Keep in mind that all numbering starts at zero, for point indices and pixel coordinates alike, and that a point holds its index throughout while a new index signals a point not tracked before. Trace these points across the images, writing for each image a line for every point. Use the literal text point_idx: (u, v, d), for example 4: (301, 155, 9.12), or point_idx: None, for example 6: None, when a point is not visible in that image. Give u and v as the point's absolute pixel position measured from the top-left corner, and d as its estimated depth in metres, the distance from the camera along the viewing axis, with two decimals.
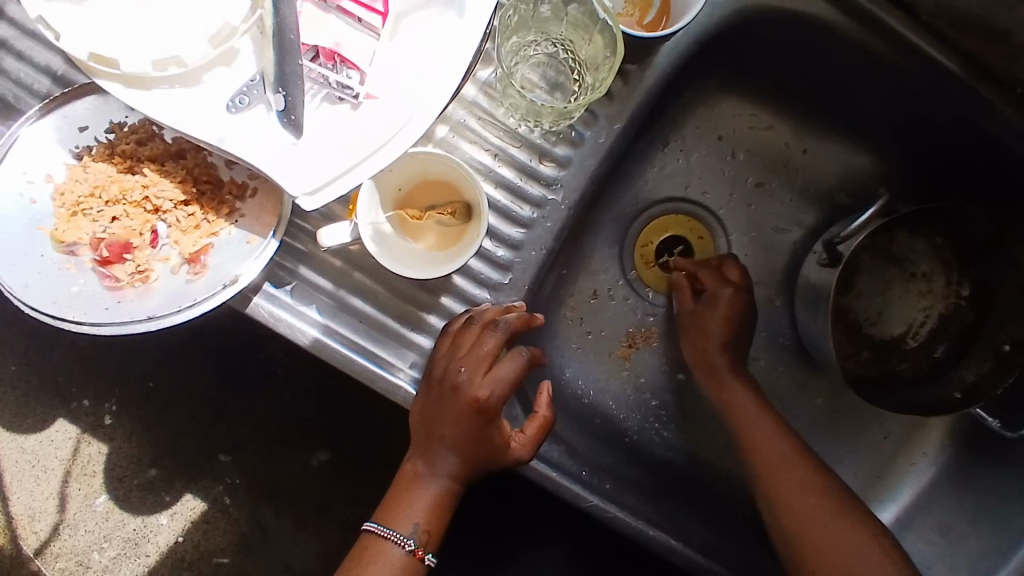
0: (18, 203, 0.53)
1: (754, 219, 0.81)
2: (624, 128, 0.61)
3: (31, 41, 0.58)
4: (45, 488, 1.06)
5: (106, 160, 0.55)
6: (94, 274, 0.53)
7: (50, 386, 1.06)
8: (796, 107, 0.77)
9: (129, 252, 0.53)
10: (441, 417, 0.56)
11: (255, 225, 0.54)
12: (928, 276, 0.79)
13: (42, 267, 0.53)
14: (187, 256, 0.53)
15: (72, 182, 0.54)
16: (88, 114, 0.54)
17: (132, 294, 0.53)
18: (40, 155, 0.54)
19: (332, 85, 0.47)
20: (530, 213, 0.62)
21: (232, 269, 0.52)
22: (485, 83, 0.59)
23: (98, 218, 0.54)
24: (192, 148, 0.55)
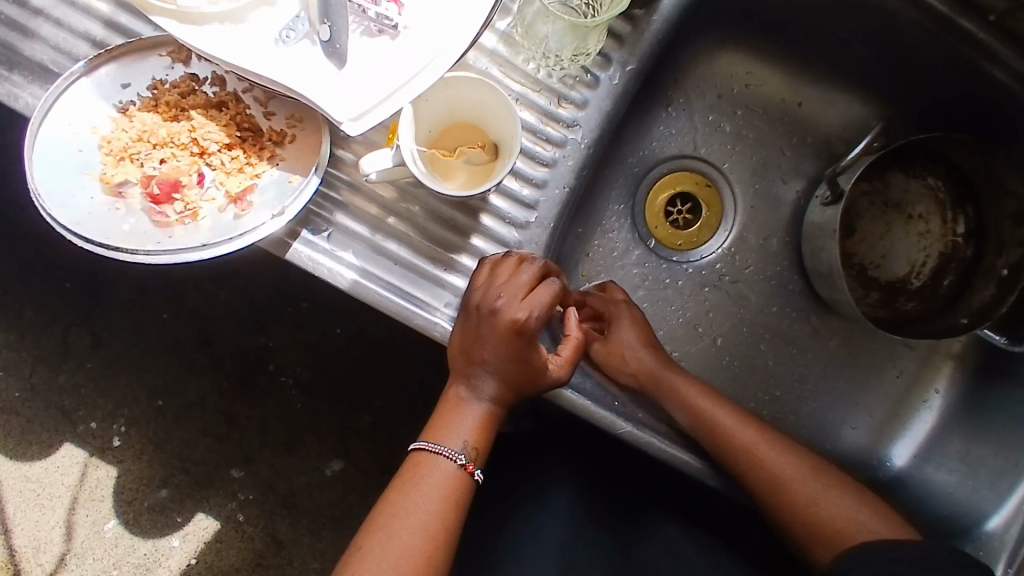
0: (66, 152, 0.55)
1: (758, 171, 0.85)
2: (637, 69, 0.66)
3: (69, 10, 0.61)
4: (52, 516, 1.12)
5: (151, 109, 0.57)
6: (144, 213, 0.56)
7: (55, 409, 1.12)
8: (789, 61, 0.82)
9: (176, 192, 0.56)
10: (481, 344, 0.58)
11: (297, 166, 0.57)
12: (925, 216, 0.83)
13: (92, 207, 0.55)
14: (233, 195, 0.56)
15: (118, 131, 0.57)
16: (130, 71, 0.57)
17: (183, 231, 0.55)
18: (85, 108, 0.56)
19: (372, 18, 0.51)
20: (552, 153, 0.65)
21: (281, 204, 0.55)
22: (504, 33, 0.63)
23: (145, 162, 0.57)
24: (231, 99, 0.58)
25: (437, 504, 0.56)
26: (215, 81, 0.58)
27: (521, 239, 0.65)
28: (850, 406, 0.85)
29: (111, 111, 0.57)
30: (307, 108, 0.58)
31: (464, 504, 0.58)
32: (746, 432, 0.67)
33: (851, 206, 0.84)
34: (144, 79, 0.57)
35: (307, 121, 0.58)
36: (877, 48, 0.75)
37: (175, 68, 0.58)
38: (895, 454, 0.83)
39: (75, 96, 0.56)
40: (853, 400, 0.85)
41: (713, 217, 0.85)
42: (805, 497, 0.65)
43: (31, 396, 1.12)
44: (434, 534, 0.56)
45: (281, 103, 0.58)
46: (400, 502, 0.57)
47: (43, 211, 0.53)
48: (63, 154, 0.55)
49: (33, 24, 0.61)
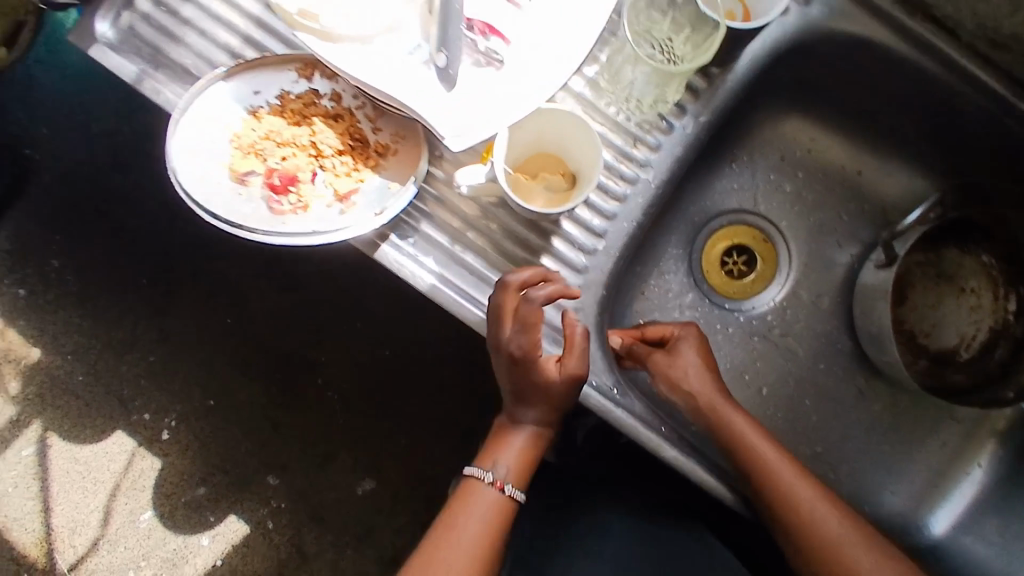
0: (201, 142, 0.63)
1: (815, 230, 0.89)
2: (708, 120, 0.71)
3: (212, 23, 0.70)
4: (92, 500, 1.20)
5: (278, 113, 0.65)
6: (261, 201, 0.63)
7: (112, 398, 1.21)
8: (852, 130, 0.86)
9: (291, 186, 0.63)
10: (519, 372, 0.64)
11: (397, 175, 0.64)
12: (977, 291, 0.85)
13: (218, 189, 0.62)
14: (340, 194, 0.64)
15: (248, 130, 0.65)
16: (262, 81, 0.65)
17: (293, 220, 0.62)
18: (222, 107, 0.64)
19: (481, 52, 0.58)
20: (623, 189, 0.70)
21: (381, 205, 0.62)
22: (591, 79, 0.69)
23: (268, 157, 0.64)
24: (346, 113, 0.66)
25: (483, 526, 0.64)
26: (335, 96, 0.66)
27: (587, 264, 0.70)
28: (890, 470, 0.85)
29: (243, 111, 0.65)
30: (410, 124, 0.65)
31: (505, 523, 0.66)
32: (801, 481, 0.68)
33: (904, 274, 0.87)
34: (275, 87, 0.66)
35: (409, 136, 0.65)
36: (938, 128, 0.79)
37: (300, 83, 0.66)
38: (934, 520, 0.83)
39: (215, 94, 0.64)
40: (894, 464, 0.86)
41: (767, 270, 0.89)
42: (851, 556, 0.65)
43: (92, 380, 1.21)
44: (482, 549, 0.63)
45: (388, 120, 0.66)
46: (449, 526, 0.64)
47: (178, 188, 0.61)
48: (199, 142, 0.63)
49: (181, 32, 0.69)
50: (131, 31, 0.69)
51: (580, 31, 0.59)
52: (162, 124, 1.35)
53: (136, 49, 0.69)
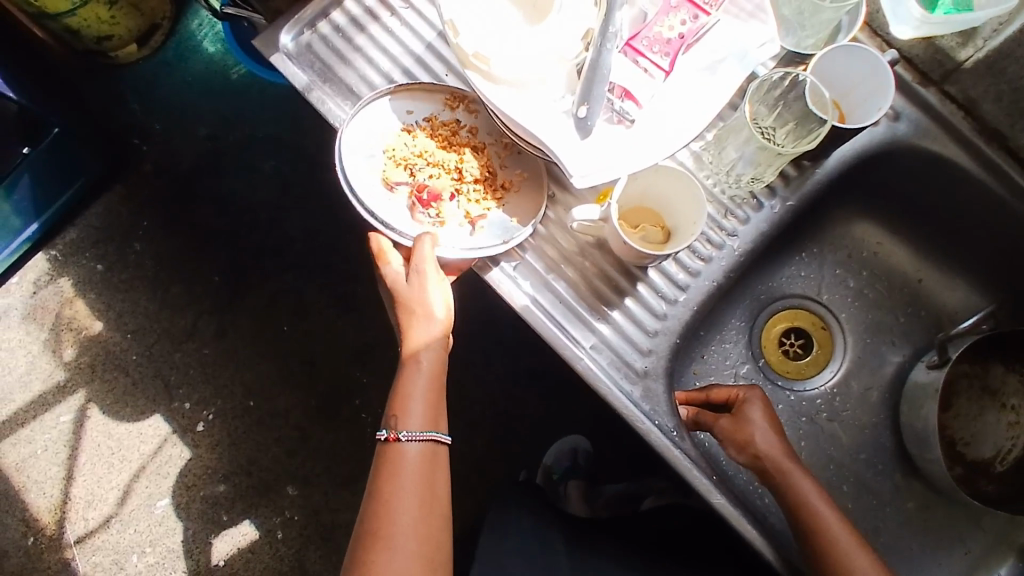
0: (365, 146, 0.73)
1: (872, 327, 0.94)
2: (795, 205, 0.79)
3: (377, 52, 0.81)
4: (115, 477, 1.35)
5: (428, 134, 0.75)
6: (403, 208, 0.73)
7: (160, 382, 1.38)
8: (919, 241, 0.92)
9: (430, 202, 0.73)
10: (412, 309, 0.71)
11: (521, 209, 0.74)
12: (1017, 408, 0.89)
13: (370, 191, 0.72)
14: (471, 218, 0.73)
15: (403, 144, 0.74)
16: (422, 107, 0.75)
17: (428, 231, 0.72)
18: (386, 121, 0.74)
19: (616, 111, 0.67)
20: (711, 252, 0.78)
21: (507, 234, 0.72)
22: (696, 152, 0.78)
23: (414, 171, 0.74)
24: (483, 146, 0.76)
25: (418, 482, 0.69)
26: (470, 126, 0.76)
27: (667, 312, 0.77)
28: (918, 569, 0.88)
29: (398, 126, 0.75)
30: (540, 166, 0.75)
31: (438, 471, 0.71)
32: (855, 549, 0.68)
33: (949, 383, 0.92)
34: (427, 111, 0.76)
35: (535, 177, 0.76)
36: (999, 249, 0.85)
37: (451, 113, 0.76)
38: None
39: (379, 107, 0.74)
40: (922, 564, 0.88)
41: (822, 356, 0.94)
42: None
43: (144, 361, 1.38)
44: (425, 501, 0.69)
45: (519, 158, 0.76)
46: (386, 491, 0.68)
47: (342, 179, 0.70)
48: (359, 148, 0.73)
49: (352, 56, 0.81)
50: (308, 47, 0.81)
51: (703, 107, 0.67)
52: (265, 137, 1.46)
53: (310, 63, 0.80)
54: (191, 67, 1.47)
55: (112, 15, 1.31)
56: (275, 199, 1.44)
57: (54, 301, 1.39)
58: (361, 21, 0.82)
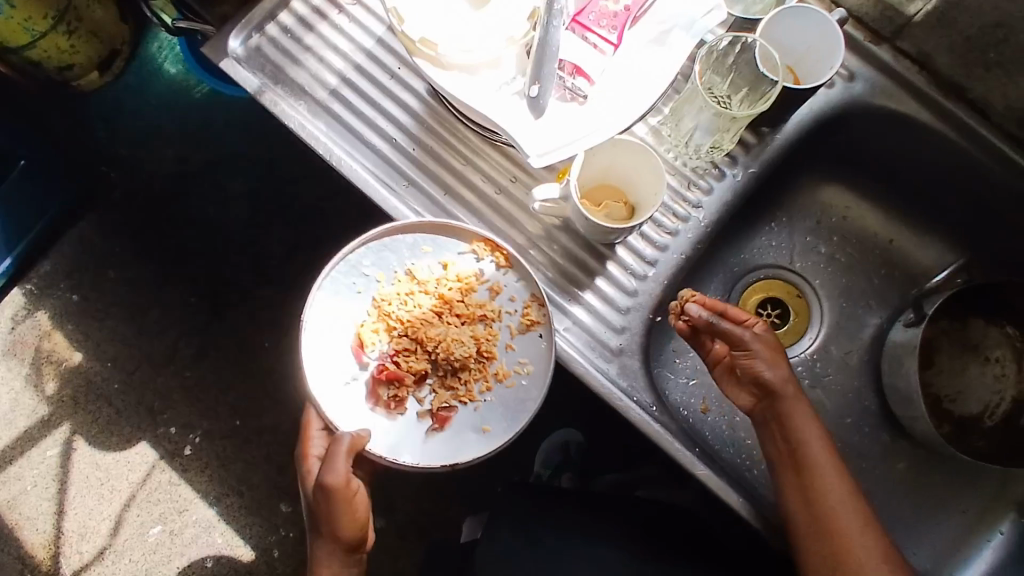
0: (348, 290, 0.72)
1: (847, 290, 0.94)
2: (757, 172, 0.79)
3: (328, 50, 0.80)
4: (106, 508, 1.34)
5: (429, 289, 0.74)
6: (365, 381, 0.71)
7: (144, 408, 1.36)
8: (886, 201, 0.92)
9: (400, 378, 0.71)
10: (331, 518, 0.69)
11: (494, 413, 0.71)
12: (1001, 361, 0.90)
13: (335, 344, 0.71)
14: (436, 412, 0.71)
15: (390, 297, 0.73)
16: (439, 250, 0.73)
17: (382, 429, 0.70)
18: (395, 265, 0.73)
19: (568, 88, 0.67)
20: (676, 225, 0.77)
21: (462, 453, 0.69)
22: (654, 127, 0.78)
23: (392, 330, 0.73)
24: (436, 397, 0.72)
25: None
26: (489, 315, 0.73)
27: (637, 288, 0.76)
28: (911, 529, 0.88)
29: (400, 268, 0.73)
30: (458, 464, 0.68)
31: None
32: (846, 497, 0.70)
33: (931, 340, 0.92)
34: (416, 309, 0.74)
35: (490, 435, 0.70)
36: (968, 203, 0.85)
37: (473, 260, 0.74)
38: None
39: (377, 254, 0.72)
40: (915, 524, 0.88)
41: (800, 324, 0.94)
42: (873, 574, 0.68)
43: (127, 389, 1.36)
44: None
45: (526, 338, 0.72)
46: None
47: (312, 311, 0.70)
48: (352, 290, 0.72)
49: (302, 56, 0.80)
50: (258, 50, 0.80)
51: (654, 78, 0.67)
52: (230, 151, 1.44)
53: (260, 65, 0.79)
54: (153, 89, 1.45)
55: (71, 44, 1.28)
56: (247, 214, 1.42)
57: (32, 335, 1.37)
58: (310, 21, 0.81)
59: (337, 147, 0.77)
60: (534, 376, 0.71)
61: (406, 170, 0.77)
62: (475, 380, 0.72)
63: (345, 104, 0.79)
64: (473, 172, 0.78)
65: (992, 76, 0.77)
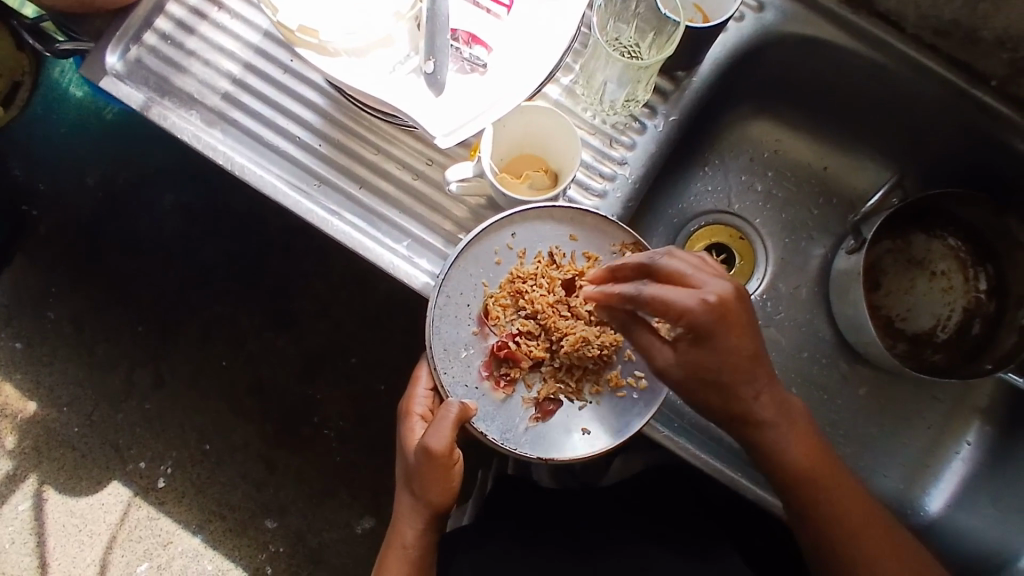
0: (489, 262, 0.68)
1: (789, 225, 0.93)
2: (678, 119, 0.76)
3: (214, 52, 0.75)
4: (89, 553, 1.31)
5: (567, 275, 0.69)
6: (479, 354, 0.67)
7: (109, 447, 1.32)
8: (814, 130, 0.91)
9: (517, 359, 0.66)
10: (434, 481, 0.66)
11: (613, 408, 0.66)
12: (947, 273, 0.89)
13: (461, 312, 0.67)
14: (540, 398, 0.66)
15: (532, 272, 0.68)
16: (535, 232, 0.68)
17: (487, 407, 0.65)
18: (541, 240, 0.68)
19: (466, 59, 0.63)
20: (603, 186, 0.74)
21: (554, 449, 0.65)
22: (567, 87, 0.76)
23: (521, 312, 0.68)
24: (547, 386, 0.66)
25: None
26: None
27: None
28: (880, 451, 0.88)
29: (542, 248, 0.68)
30: (555, 458, 0.64)
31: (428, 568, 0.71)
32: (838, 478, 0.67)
33: (876, 262, 0.91)
34: (581, 319, 0.68)
35: (592, 436, 0.66)
36: (896, 118, 0.84)
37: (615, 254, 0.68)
38: (930, 500, 0.85)
39: (525, 230, 0.68)
40: (884, 446, 0.88)
41: (746, 266, 0.93)
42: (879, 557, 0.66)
43: (88, 432, 1.32)
44: None
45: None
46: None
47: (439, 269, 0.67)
48: (488, 262, 0.68)
49: (186, 62, 0.75)
50: (139, 63, 0.74)
51: (555, 33, 0.63)
52: (152, 169, 1.37)
53: (144, 79, 0.74)
54: (63, 119, 1.36)
55: None
56: (185, 233, 1.36)
57: None
58: (189, 23, 0.76)
59: (237, 154, 0.73)
60: (649, 391, 0.66)
61: (315, 169, 0.74)
62: (587, 378, 0.67)
63: (239, 107, 0.74)
64: (387, 162, 0.74)
65: None
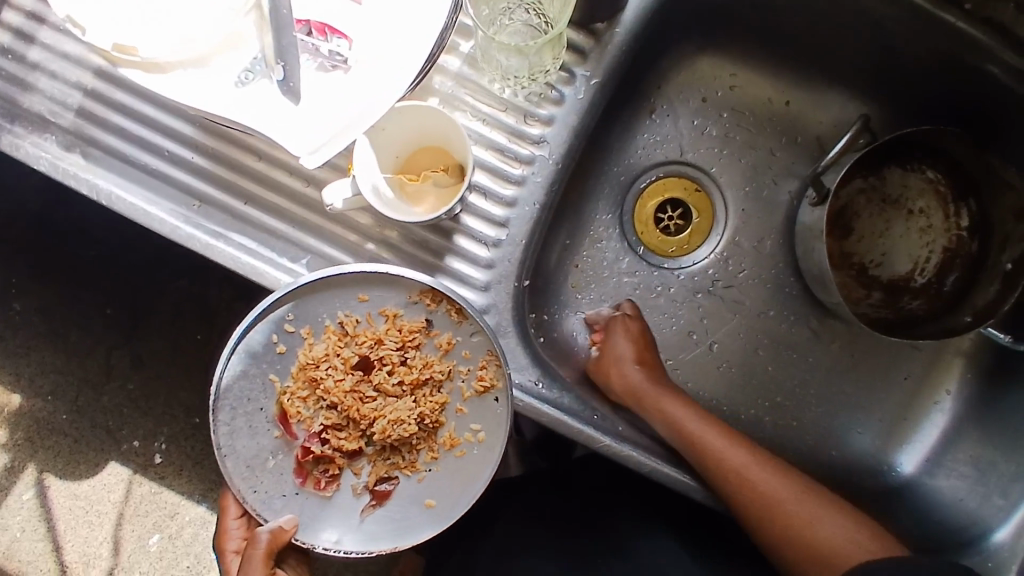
0: (268, 354, 0.57)
1: (750, 171, 0.83)
2: (602, 83, 0.66)
3: (62, 62, 0.65)
4: (100, 532, 1.23)
5: (366, 345, 0.59)
6: (289, 459, 0.58)
7: (99, 429, 1.21)
8: (770, 63, 0.79)
9: (331, 455, 0.58)
10: None
11: (455, 478, 0.59)
12: (926, 211, 0.80)
13: (255, 419, 0.57)
14: (372, 487, 0.59)
15: (323, 352, 0.58)
16: (317, 303, 0.58)
17: (311, 513, 0.58)
18: (322, 313, 0.58)
19: (324, 55, 0.53)
20: (521, 171, 0.66)
21: (404, 534, 0.58)
22: (468, 55, 0.64)
23: (319, 397, 0.59)
24: (373, 471, 0.59)
25: None
26: (436, 376, 0.59)
27: (493, 256, 0.66)
28: (855, 409, 0.83)
29: (332, 319, 0.59)
30: (400, 545, 0.57)
31: None
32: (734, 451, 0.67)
33: (846, 204, 0.82)
34: (390, 392, 0.60)
35: (437, 509, 0.58)
36: (860, 45, 0.73)
37: (418, 306, 0.59)
38: (903, 460, 0.81)
39: (304, 307, 0.58)
40: (861, 401, 0.83)
41: (704, 222, 0.84)
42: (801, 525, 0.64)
43: (77, 416, 1.21)
44: None
45: (480, 403, 0.59)
46: None
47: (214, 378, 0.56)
48: (268, 354, 0.57)
49: (32, 78, 0.65)
50: None
51: (426, 10, 0.53)
52: None
53: None
54: None
55: None
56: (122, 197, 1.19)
57: None
58: (28, 30, 0.65)
59: (102, 179, 0.63)
60: (490, 444, 0.58)
61: (195, 186, 0.65)
62: (417, 450, 0.59)
63: (100, 123, 0.65)
64: (275, 170, 0.65)
65: None
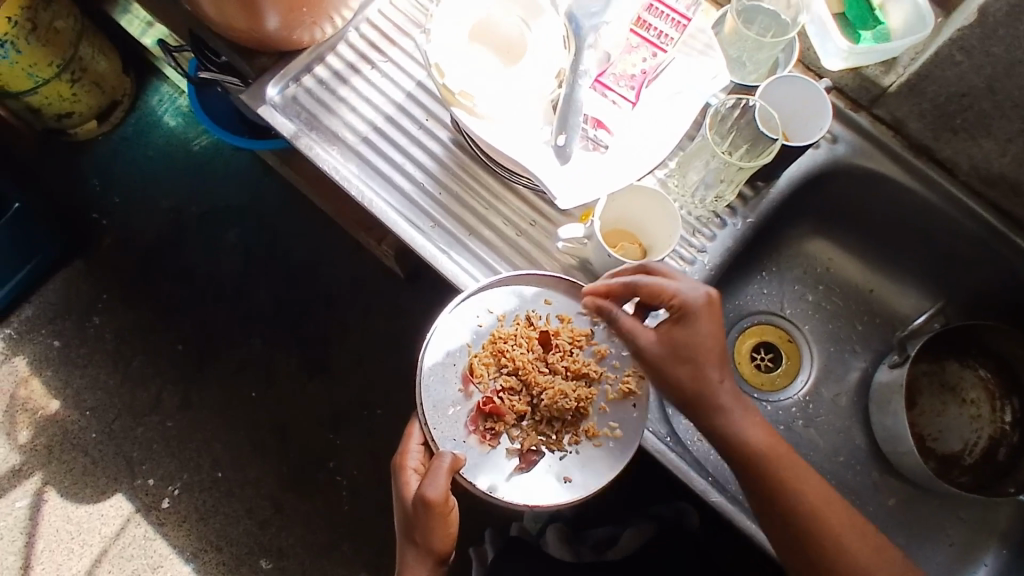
0: (473, 325, 0.77)
1: (830, 334, 1.01)
2: (754, 222, 0.86)
3: (359, 100, 0.86)
4: (76, 561, 1.28)
5: (545, 338, 0.77)
6: (467, 411, 0.74)
7: (122, 459, 1.32)
8: (865, 253, 1.00)
9: (500, 413, 0.74)
10: (431, 532, 0.72)
11: (591, 461, 0.73)
12: (976, 402, 0.95)
13: (448, 371, 0.75)
14: (522, 450, 0.73)
15: (510, 335, 0.77)
16: (515, 297, 0.78)
17: (474, 457, 0.73)
18: (514, 306, 0.78)
19: (590, 138, 0.74)
20: (684, 268, 0.83)
21: (543, 497, 0.71)
22: (662, 180, 0.85)
23: (502, 368, 0.76)
24: (527, 438, 0.74)
25: None
26: (591, 375, 0.76)
27: None
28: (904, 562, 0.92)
29: (521, 312, 0.78)
30: (539, 505, 0.70)
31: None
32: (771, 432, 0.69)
33: (912, 382, 0.97)
34: (556, 376, 0.77)
35: (573, 484, 0.72)
36: (941, 252, 0.93)
37: (587, 318, 0.78)
38: None
39: (504, 298, 0.78)
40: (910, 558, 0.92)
41: (792, 366, 1.00)
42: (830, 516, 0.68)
43: (105, 439, 1.33)
44: None
45: (621, 405, 0.75)
46: None
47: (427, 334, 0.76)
48: (469, 328, 0.77)
49: (334, 104, 0.86)
50: (294, 99, 0.85)
51: (668, 129, 0.75)
52: (216, 201, 1.46)
53: (296, 112, 0.85)
54: (151, 142, 1.48)
55: (73, 92, 1.33)
56: (237, 262, 1.42)
57: (8, 381, 1.35)
58: (343, 74, 0.87)
59: (365, 188, 0.82)
60: (624, 440, 0.74)
61: (429, 211, 0.82)
62: (565, 431, 0.75)
63: (374, 149, 0.84)
64: (493, 216, 0.83)
65: (958, 138, 0.85)
